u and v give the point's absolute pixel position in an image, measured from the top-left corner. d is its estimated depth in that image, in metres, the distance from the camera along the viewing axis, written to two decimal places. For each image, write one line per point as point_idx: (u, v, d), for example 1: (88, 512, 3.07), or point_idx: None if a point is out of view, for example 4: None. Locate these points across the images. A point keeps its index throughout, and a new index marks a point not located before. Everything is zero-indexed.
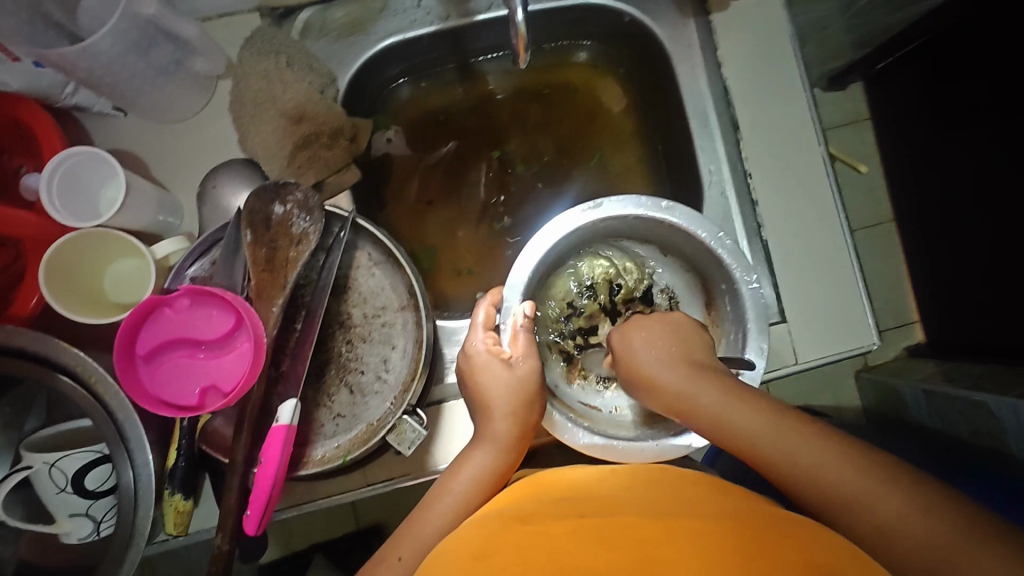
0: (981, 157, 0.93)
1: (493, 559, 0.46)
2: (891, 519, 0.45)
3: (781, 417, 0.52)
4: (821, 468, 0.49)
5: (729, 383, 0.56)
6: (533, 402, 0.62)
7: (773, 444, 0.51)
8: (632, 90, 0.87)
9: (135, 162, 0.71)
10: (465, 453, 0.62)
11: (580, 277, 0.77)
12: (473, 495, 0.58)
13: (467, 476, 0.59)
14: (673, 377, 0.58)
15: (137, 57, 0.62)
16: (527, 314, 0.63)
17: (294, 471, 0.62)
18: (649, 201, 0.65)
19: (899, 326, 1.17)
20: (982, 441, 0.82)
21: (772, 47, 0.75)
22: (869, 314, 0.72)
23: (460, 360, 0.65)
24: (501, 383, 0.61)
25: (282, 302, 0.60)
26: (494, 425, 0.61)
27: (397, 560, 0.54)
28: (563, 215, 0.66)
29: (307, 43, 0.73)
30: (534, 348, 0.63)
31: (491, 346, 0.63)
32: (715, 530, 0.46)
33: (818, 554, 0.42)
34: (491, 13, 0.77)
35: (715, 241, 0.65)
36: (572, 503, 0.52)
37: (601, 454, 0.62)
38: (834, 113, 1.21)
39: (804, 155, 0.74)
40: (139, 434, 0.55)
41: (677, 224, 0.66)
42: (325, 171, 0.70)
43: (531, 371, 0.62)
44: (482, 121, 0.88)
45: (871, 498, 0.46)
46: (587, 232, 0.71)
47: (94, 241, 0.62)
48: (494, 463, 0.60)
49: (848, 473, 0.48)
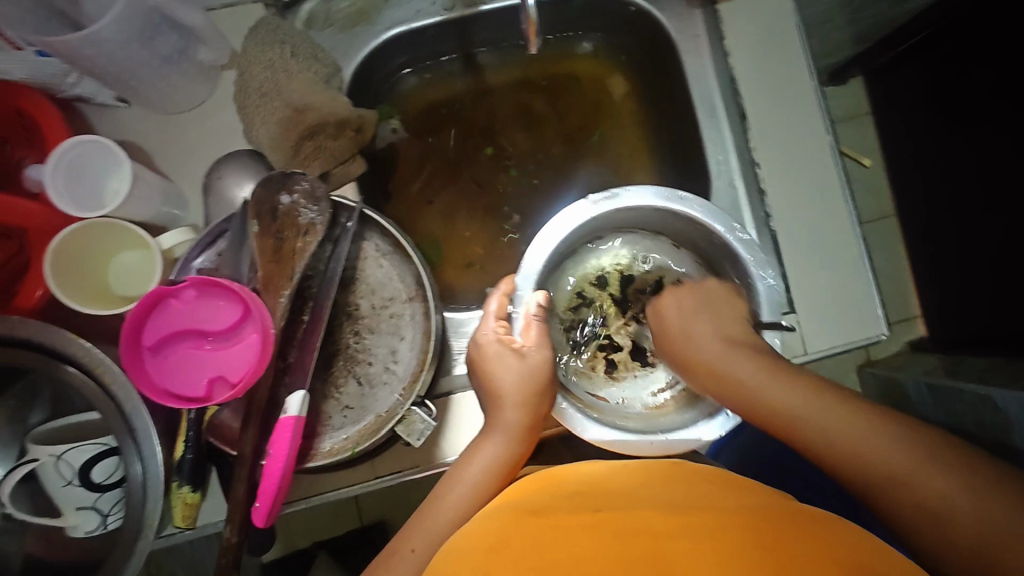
0: (985, 148, 0.93)
1: (509, 550, 0.45)
2: (926, 492, 0.46)
3: (817, 387, 0.53)
4: (849, 436, 0.50)
5: (762, 356, 0.58)
6: (545, 392, 0.63)
7: (807, 414, 0.52)
8: (638, 83, 0.87)
9: (139, 153, 0.70)
10: (476, 442, 0.62)
11: (590, 269, 0.78)
12: (485, 485, 0.58)
13: (479, 465, 0.59)
14: (711, 351, 0.60)
15: (142, 46, 0.61)
16: (540, 303, 0.64)
17: (302, 463, 0.61)
18: (669, 192, 0.65)
19: (904, 320, 1.17)
20: (986, 432, 0.82)
21: (780, 36, 0.75)
22: (878, 304, 0.72)
23: (470, 349, 0.65)
24: (512, 372, 0.61)
25: (289, 293, 0.59)
26: (505, 414, 0.61)
27: (409, 552, 0.54)
28: (575, 206, 0.65)
29: (312, 33, 0.73)
30: (544, 338, 0.65)
31: (503, 335, 0.63)
32: (731, 522, 0.46)
33: (835, 548, 0.42)
34: (497, 3, 0.76)
35: (727, 231, 0.65)
36: (587, 497, 0.52)
37: (610, 446, 0.61)
38: (837, 106, 1.21)
39: (813, 146, 0.74)
40: (147, 425, 0.54)
41: (695, 217, 0.65)
42: (331, 162, 0.70)
43: (542, 361, 0.63)
44: (487, 113, 0.87)
45: (906, 472, 0.47)
46: (603, 221, 0.71)
47: (101, 233, 0.61)
48: (505, 453, 0.60)
49: (879, 442, 0.49)
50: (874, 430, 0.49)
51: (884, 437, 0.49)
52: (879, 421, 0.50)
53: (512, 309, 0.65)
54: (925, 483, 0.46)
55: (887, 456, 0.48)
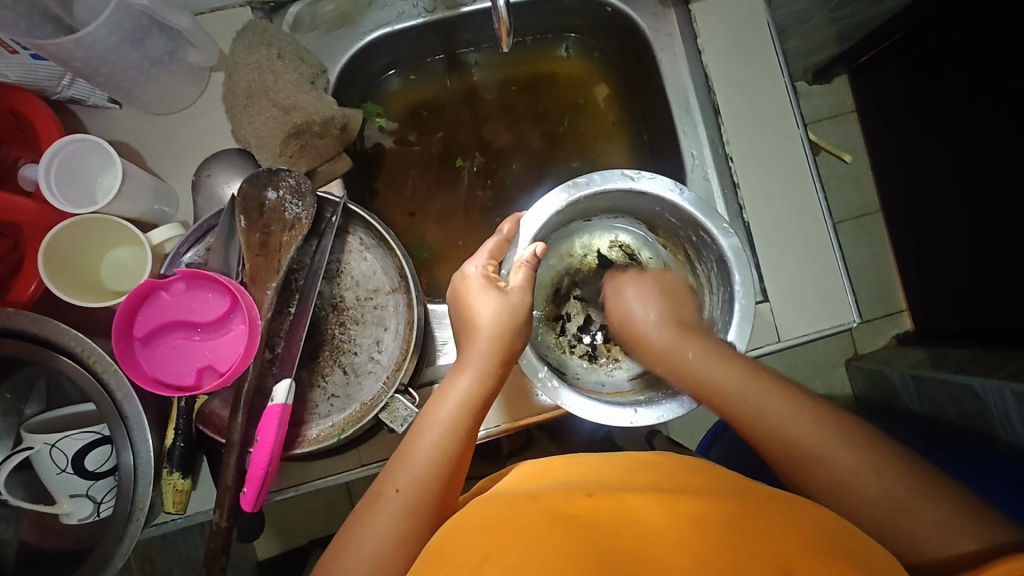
0: (960, 144, 0.95)
1: (506, 533, 0.46)
2: (846, 472, 0.50)
3: (756, 373, 0.58)
4: (778, 414, 0.54)
5: (709, 341, 0.63)
6: (518, 329, 0.62)
7: (743, 391, 0.57)
8: (618, 83, 0.89)
9: (130, 153, 0.72)
10: (446, 380, 0.60)
11: (545, 289, 0.80)
12: (460, 420, 0.56)
13: (453, 401, 0.57)
14: (660, 334, 0.66)
15: (131, 48, 0.63)
16: (535, 253, 0.66)
17: (290, 450, 0.63)
18: (624, 175, 0.68)
19: (888, 315, 1.19)
20: (970, 422, 0.86)
21: (753, 33, 0.77)
22: (849, 292, 0.74)
23: (454, 283, 0.67)
24: (493, 303, 0.62)
25: (275, 284, 0.62)
26: (476, 348, 0.60)
27: (393, 492, 0.52)
28: (542, 202, 0.68)
29: (298, 36, 0.76)
30: (530, 283, 0.65)
31: (490, 273, 0.65)
32: (706, 502, 0.47)
33: (809, 529, 0.43)
34: (477, 5, 0.79)
35: (694, 208, 0.67)
36: (581, 483, 0.51)
37: (619, 421, 0.65)
38: (819, 104, 1.24)
39: (785, 141, 0.76)
40: (138, 412, 0.56)
41: (667, 197, 0.68)
42: (317, 159, 0.73)
43: (522, 302, 0.64)
44: (471, 113, 0.90)
45: (830, 454, 0.51)
46: (563, 220, 0.73)
47: (91, 227, 0.63)
48: (477, 387, 0.59)
49: (799, 420, 0.53)
50: (796, 406, 0.55)
51: (808, 422, 0.53)
52: (805, 405, 0.55)
53: (510, 254, 0.68)
54: (847, 466, 0.50)
55: (841, 459, 0.50)
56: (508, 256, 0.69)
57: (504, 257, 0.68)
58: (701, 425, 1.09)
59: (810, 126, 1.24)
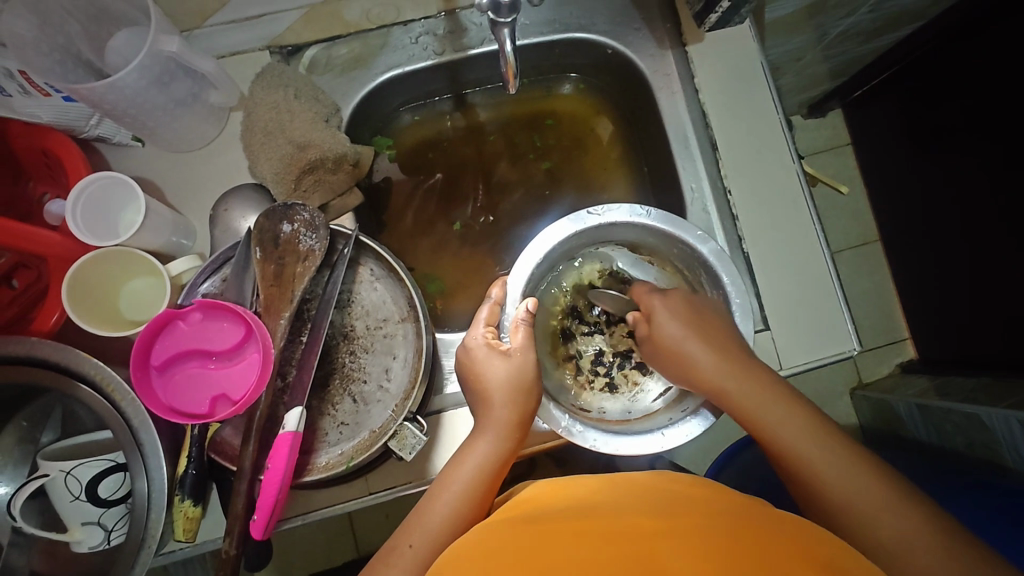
0: (959, 176, 0.98)
1: (502, 555, 0.46)
2: (862, 502, 0.52)
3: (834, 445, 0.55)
4: (842, 474, 0.53)
5: (774, 388, 0.60)
6: (530, 389, 0.65)
7: (812, 453, 0.55)
8: (618, 119, 0.93)
9: (151, 189, 0.75)
10: (466, 443, 0.63)
11: (553, 328, 0.80)
12: (477, 483, 0.59)
13: (471, 464, 0.61)
14: (720, 373, 0.61)
15: (158, 91, 0.66)
16: (529, 309, 0.68)
17: (299, 477, 0.64)
18: (610, 207, 0.70)
19: (891, 343, 1.20)
20: (978, 452, 0.86)
21: (747, 74, 0.80)
22: (849, 320, 0.76)
23: (460, 355, 0.68)
24: (500, 370, 0.64)
25: (289, 314, 0.64)
26: (494, 413, 0.63)
27: (408, 548, 0.55)
28: (538, 240, 0.71)
29: (314, 77, 0.80)
30: (531, 340, 0.67)
31: (490, 339, 0.67)
32: (719, 531, 0.46)
33: (820, 552, 0.44)
34: (483, 48, 0.83)
35: (667, 224, 0.70)
36: (583, 508, 0.51)
37: (643, 449, 0.66)
38: (814, 138, 1.27)
39: (781, 174, 0.79)
40: (153, 439, 0.58)
41: (659, 226, 0.70)
42: (330, 194, 0.76)
43: (527, 362, 0.66)
44: (477, 149, 0.94)
45: (876, 509, 0.51)
46: (542, 271, 0.74)
47: (116, 260, 0.66)
48: (496, 451, 0.62)
49: (866, 488, 0.52)
50: (863, 472, 0.53)
51: (849, 464, 0.54)
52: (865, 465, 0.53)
53: (502, 317, 0.70)
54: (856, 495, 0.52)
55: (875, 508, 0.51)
56: (503, 319, 0.70)
57: (498, 321, 0.70)
58: (706, 455, 1.09)
59: (807, 159, 1.27)
